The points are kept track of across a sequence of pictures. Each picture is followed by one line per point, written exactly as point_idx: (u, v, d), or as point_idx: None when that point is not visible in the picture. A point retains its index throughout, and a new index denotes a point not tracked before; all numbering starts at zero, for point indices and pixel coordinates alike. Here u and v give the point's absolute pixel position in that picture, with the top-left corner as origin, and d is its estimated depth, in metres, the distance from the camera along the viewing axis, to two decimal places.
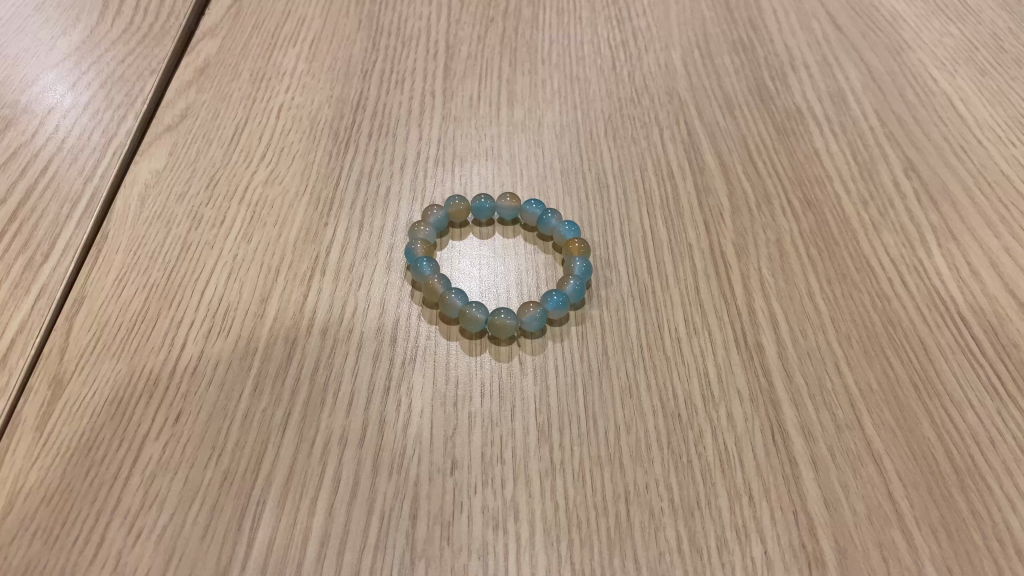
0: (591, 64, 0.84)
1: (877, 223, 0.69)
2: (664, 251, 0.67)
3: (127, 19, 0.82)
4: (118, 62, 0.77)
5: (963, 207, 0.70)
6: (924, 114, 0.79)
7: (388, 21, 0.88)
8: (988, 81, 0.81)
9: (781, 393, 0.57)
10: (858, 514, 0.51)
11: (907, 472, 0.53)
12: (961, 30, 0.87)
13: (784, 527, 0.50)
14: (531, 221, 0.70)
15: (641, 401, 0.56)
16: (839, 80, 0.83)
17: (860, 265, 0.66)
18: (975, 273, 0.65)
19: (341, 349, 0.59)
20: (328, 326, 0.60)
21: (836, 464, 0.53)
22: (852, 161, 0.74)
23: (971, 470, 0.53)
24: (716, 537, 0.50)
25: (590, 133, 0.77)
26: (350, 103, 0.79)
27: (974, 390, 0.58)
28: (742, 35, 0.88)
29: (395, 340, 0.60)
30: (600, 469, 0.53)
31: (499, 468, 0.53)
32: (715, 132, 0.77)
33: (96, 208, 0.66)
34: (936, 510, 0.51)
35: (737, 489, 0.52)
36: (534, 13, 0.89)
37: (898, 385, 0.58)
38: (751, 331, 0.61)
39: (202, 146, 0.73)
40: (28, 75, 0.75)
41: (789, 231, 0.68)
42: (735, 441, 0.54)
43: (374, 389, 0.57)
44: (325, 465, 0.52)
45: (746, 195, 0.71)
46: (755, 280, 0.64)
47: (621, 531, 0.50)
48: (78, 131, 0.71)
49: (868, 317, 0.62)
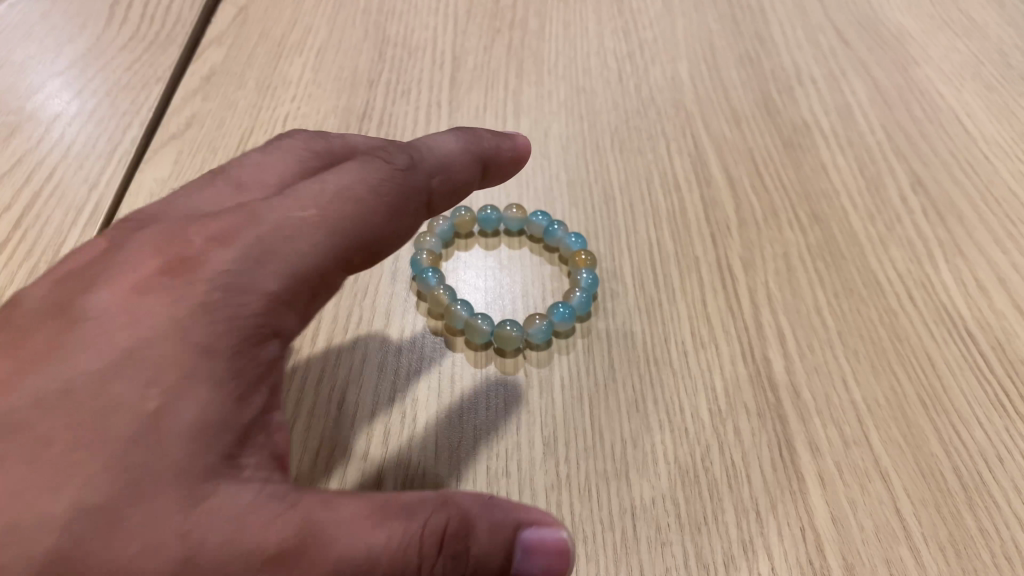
0: (598, 75, 0.84)
1: (884, 237, 0.69)
2: (671, 264, 0.66)
3: (133, 27, 0.83)
4: (124, 70, 0.79)
5: (971, 222, 0.70)
6: (931, 129, 0.79)
7: (394, 31, 0.88)
8: (994, 96, 0.81)
9: (789, 409, 0.56)
10: (865, 531, 0.50)
11: (915, 489, 0.53)
12: (967, 46, 0.87)
13: (792, 544, 0.50)
14: (537, 233, 0.70)
15: (647, 415, 0.56)
16: (845, 94, 0.83)
17: (868, 280, 0.65)
18: (982, 288, 0.65)
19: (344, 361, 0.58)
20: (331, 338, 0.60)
21: (844, 480, 0.53)
22: (859, 176, 0.74)
23: (979, 488, 0.53)
24: (722, 553, 0.49)
25: (596, 144, 0.77)
26: (356, 113, 0.78)
27: (982, 407, 0.57)
28: (749, 48, 0.88)
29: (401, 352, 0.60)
30: (606, 483, 0.52)
31: (505, 482, 0.52)
32: (722, 145, 0.77)
33: (100, 215, 0.67)
34: (944, 527, 0.51)
35: (744, 504, 0.51)
36: (540, 26, 0.90)
37: (905, 400, 0.57)
38: (758, 346, 0.60)
39: (207, 154, 0.73)
40: (35, 83, 0.77)
41: (796, 245, 0.68)
42: (742, 456, 0.54)
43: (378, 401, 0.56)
44: (329, 478, 0.52)
45: (753, 209, 0.71)
46: (762, 294, 0.64)
47: (627, 547, 0.49)
48: (84, 139, 0.72)
49: (875, 332, 0.62)
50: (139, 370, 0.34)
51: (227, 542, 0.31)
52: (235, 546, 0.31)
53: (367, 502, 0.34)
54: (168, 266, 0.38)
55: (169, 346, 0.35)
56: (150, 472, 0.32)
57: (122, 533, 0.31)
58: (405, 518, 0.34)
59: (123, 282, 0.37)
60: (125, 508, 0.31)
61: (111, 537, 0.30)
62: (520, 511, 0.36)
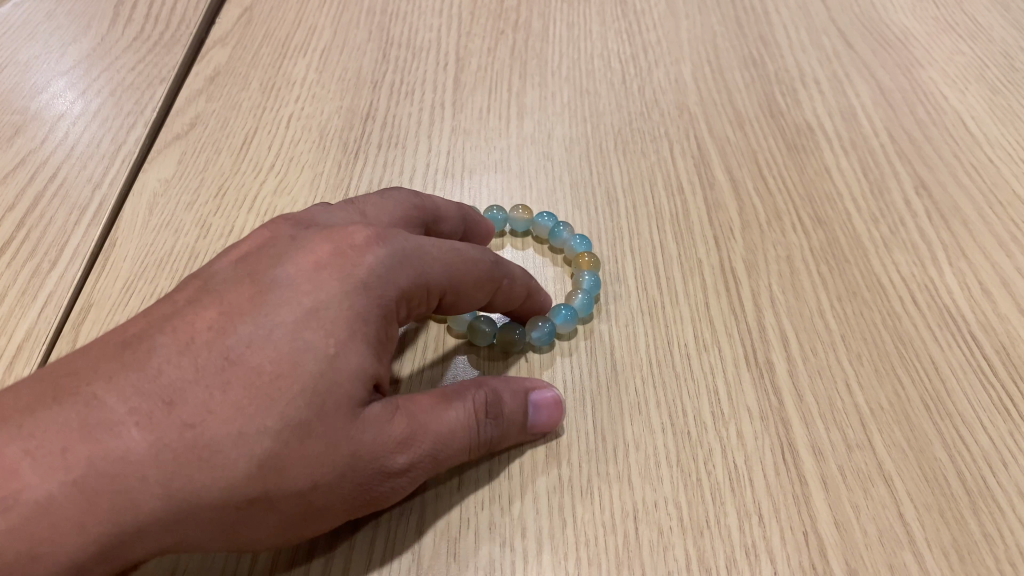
0: (601, 77, 0.84)
1: (887, 241, 0.68)
2: (674, 266, 0.66)
3: (138, 28, 0.84)
4: (129, 70, 0.79)
5: (975, 225, 0.70)
6: (934, 131, 0.78)
7: (398, 32, 0.88)
8: (999, 99, 0.81)
9: (791, 412, 0.56)
10: (869, 536, 0.50)
11: (919, 493, 0.52)
12: (971, 49, 0.87)
13: (795, 547, 0.50)
14: (542, 233, 0.70)
15: (650, 418, 0.56)
16: (849, 96, 0.83)
17: (871, 283, 0.65)
18: (986, 292, 0.65)
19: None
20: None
21: (847, 484, 0.53)
22: (862, 178, 0.74)
23: (983, 492, 0.53)
24: (725, 556, 0.49)
25: (600, 146, 0.77)
26: (359, 114, 0.78)
27: (986, 411, 0.57)
28: (753, 50, 0.88)
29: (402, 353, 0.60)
30: (608, 485, 0.52)
31: (507, 485, 0.52)
32: (725, 147, 0.77)
33: (104, 214, 0.67)
34: (947, 532, 0.51)
35: (747, 507, 0.51)
36: (544, 28, 0.90)
37: (908, 404, 0.57)
38: (761, 349, 0.60)
39: (211, 155, 0.73)
40: (39, 82, 0.77)
41: (800, 247, 0.68)
42: (744, 459, 0.54)
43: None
44: None
45: (756, 211, 0.71)
46: (765, 297, 0.64)
47: (629, 550, 0.49)
48: (87, 139, 0.73)
49: (878, 335, 0.61)
50: (321, 324, 0.42)
51: (378, 437, 0.42)
52: (380, 441, 0.42)
53: (432, 392, 0.47)
54: (332, 244, 0.46)
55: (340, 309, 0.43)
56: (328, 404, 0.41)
57: (310, 442, 0.40)
58: (451, 394, 0.47)
59: (304, 261, 0.45)
60: (312, 422, 0.40)
61: (303, 443, 0.40)
62: (524, 382, 0.53)
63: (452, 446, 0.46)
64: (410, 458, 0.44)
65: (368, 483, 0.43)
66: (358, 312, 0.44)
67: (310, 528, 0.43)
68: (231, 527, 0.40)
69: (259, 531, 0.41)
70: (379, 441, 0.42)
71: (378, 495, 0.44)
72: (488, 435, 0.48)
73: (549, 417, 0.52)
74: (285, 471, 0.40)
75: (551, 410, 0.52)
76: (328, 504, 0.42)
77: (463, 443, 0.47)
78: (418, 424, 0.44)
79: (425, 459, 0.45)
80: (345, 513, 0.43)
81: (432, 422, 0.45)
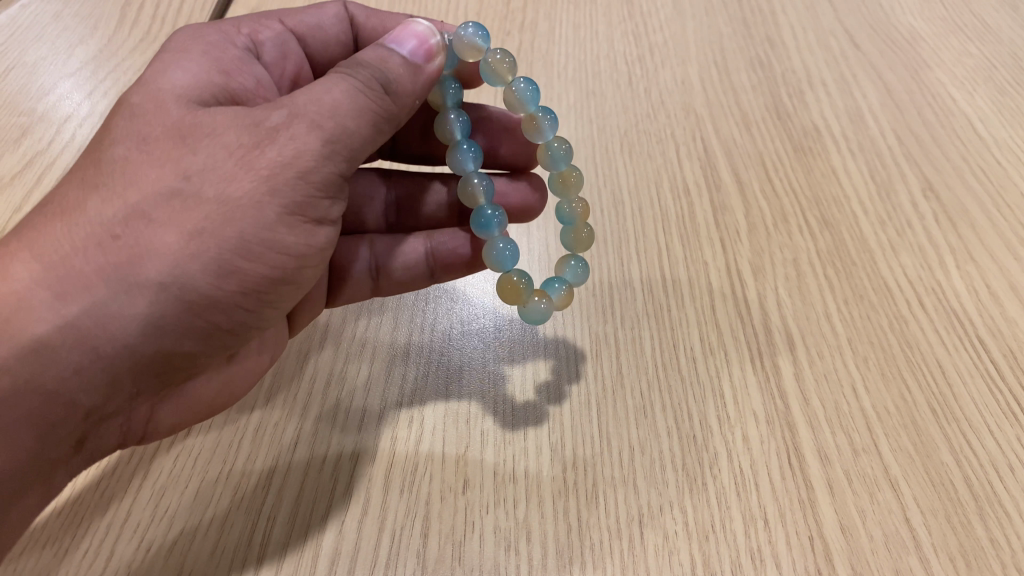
0: (607, 78, 0.84)
1: (895, 244, 0.68)
2: (680, 270, 0.66)
3: (143, 29, 0.85)
4: (135, 71, 0.80)
5: (982, 229, 0.69)
6: (942, 132, 0.78)
7: None
8: (1007, 100, 0.81)
9: (797, 416, 0.56)
10: (875, 540, 0.50)
11: (926, 498, 0.52)
12: (980, 50, 0.87)
13: (800, 553, 0.49)
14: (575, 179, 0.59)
15: (655, 422, 0.56)
16: (857, 98, 0.82)
17: (878, 286, 0.65)
18: (992, 294, 0.64)
19: (350, 335, 0.62)
20: (331, 331, 0.63)
21: (853, 489, 0.52)
22: (870, 181, 0.74)
23: (990, 497, 0.52)
24: (730, 561, 0.49)
25: (605, 148, 0.77)
26: None
27: (993, 415, 0.57)
28: (759, 51, 0.88)
29: (411, 339, 0.62)
30: (613, 489, 0.52)
31: (511, 488, 0.52)
32: (731, 149, 0.76)
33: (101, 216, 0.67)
34: (954, 537, 0.50)
35: (752, 511, 0.51)
36: (550, 28, 0.90)
37: (915, 408, 0.57)
38: (767, 352, 0.60)
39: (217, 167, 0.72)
40: (45, 83, 0.78)
41: (806, 250, 0.68)
42: (750, 464, 0.54)
43: (391, 377, 0.59)
44: (336, 482, 0.53)
45: (762, 213, 0.71)
46: (771, 299, 0.64)
47: (634, 553, 0.49)
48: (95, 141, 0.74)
49: (885, 339, 0.61)
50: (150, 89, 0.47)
51: (233, 121, 0.45)
52: (239, 121, 0.45)
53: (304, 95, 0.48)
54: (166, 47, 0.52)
55: (180, 31, 0.53)
56: (157, 127, 0.45)
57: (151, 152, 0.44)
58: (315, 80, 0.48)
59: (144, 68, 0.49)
60: (154, 136, 0.45)
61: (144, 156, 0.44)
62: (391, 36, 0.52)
63: (333, 91, 0.46)
64: (290, 111, 0.45)
65: (256, 145, 0.44)
66: (197, 37, 0.53)
67: (230, 239, 0.43)
68: (133, 270, 0.42)
69: (176, 260, 0.42)
70: (247, 117, 0.45)
71: (287, 164, 0.44)
72: (374, 75, 0.47)
73: (423, 39, 0.51)
74: (135, 184, 0.43)
75: (424, 34, 0.51)
76: (245, 225, 0.43)
77: (343, 86, 0.46)
78: (285, 97, 0.46)
79: (308, 108, 0.45)
80: (271, 207, 0.44)
81: (298, 90, 0.46)
